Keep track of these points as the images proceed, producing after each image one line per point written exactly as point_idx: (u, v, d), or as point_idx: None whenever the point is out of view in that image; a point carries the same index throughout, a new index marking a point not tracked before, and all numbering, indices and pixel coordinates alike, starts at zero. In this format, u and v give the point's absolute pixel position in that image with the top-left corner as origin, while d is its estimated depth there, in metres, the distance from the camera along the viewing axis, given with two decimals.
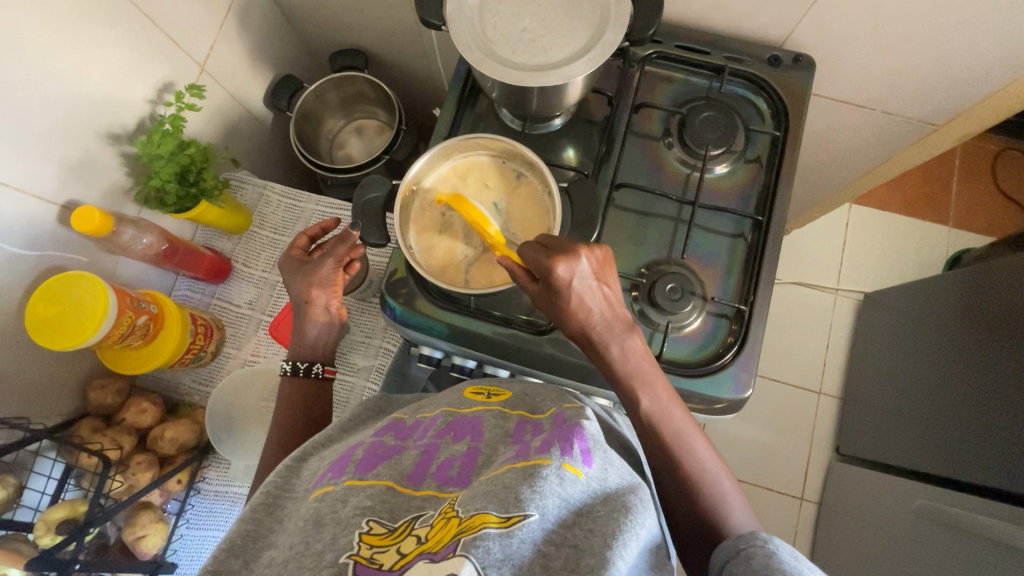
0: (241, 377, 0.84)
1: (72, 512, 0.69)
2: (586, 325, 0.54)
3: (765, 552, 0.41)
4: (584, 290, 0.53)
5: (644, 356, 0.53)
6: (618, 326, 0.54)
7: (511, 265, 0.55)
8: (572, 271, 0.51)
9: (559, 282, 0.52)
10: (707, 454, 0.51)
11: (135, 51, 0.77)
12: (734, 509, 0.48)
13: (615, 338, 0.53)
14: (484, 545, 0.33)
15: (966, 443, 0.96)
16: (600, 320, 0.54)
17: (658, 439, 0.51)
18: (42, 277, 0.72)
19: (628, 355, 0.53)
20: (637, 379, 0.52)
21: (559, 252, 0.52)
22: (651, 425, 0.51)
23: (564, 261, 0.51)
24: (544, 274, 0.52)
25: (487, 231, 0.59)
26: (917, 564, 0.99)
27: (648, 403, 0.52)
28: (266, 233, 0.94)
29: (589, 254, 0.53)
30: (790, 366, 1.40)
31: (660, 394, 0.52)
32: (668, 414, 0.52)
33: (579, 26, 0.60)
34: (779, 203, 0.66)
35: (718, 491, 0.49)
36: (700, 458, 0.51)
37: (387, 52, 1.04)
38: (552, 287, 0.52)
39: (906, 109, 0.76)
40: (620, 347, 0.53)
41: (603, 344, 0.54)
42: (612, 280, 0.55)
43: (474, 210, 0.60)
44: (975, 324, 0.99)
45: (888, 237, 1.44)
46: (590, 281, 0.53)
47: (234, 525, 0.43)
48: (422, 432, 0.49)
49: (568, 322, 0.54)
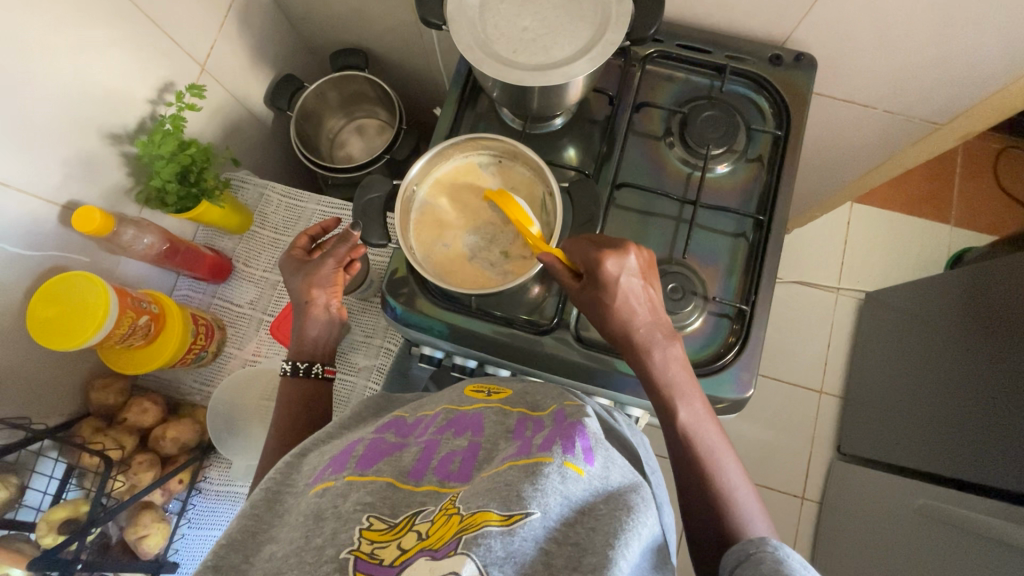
0: (242, 376, 0.84)
1: (74, 512, 0.69)
2: (629, 326, 0.54)
3: (774, 558, 0.41)
4: (630, 287, 0.53)
5: (684, 369, 0.53)
6: (661, 332, 0.54)
7: (557, 261, 0.55)
8: (620, 266, 0.53)
9: (606, 277, 0.53)
10: (735, 471, 0.51)
11: (135, 52, 0.76)
12: (757, 524, 0.48)
13: (657, 344, 0.53)
14: (485, 543, 0.33)
15: (969, 442, 0.96)
16: (643, 322, 0.54)
17: (685, 447, 0.51)
18: (44, 275, 0.72)
19: (668, 363, 0.53)
20: (676, 391, 0.52)
21: (608, 246, 0.54)
22: (687, 438, 0.51)
23: (613, 256, 0.53)
24: (592, 267, 0.53)
25: (529, 230, 0.58)
26: (918, 563, 0.99)
27: (685, 415, 0.52)
28: (267, 233, 0.94)
29: (637, 251, 0.54)
30: (791, 365, 1.39)
31: (697, 407, 0.52)
32: (703, 425, 0.52)
33: (579, 26, 0.60)
34: (780, 202, 0.66)
35: (732, 497, 0.49)
36: (723, 469, 0.50)
37: (387, 52, 1.03)
38: (600, 283, 0.53)
39: (910, 109, 0.76)
40: (662, 352, 0.53)
41: (646, 350, 0.53)
42: (655, 282, 0.56)
43: (518, 208, 0.60)
44: (977, 324, 0.99)
45: (890, 237, 1.44)
46: (636, 281, 0.54)
47: (234, 521, 0.43)
48: (423, 428, 0.49)
49: (609, 324, 0.54)
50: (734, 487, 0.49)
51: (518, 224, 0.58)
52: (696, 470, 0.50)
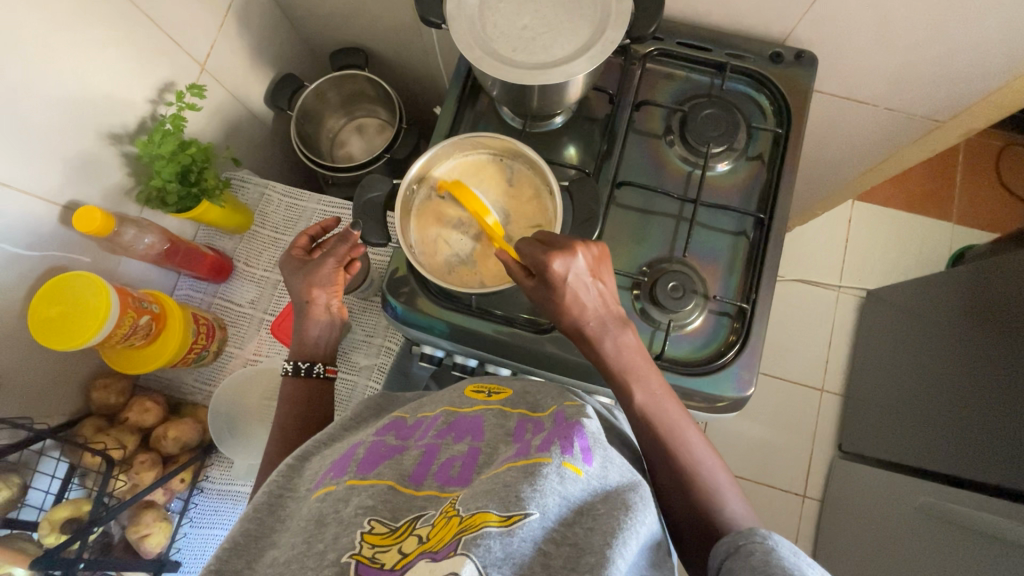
0: (243, 376, 0.84)
1: (76, 512, 0.69)
2: (580, 321, 0.54)
3: (763, 549, 0.41)
4: (579, 286, 0.53)
5: (638, 353, 0.53)
6: (612, 322, 0.54)
7: (508, 259, 0.55)
8: (568, 266, 0.52)
9: (554, 278, 0.52)
10: (701, 446, 0.51)
11: (135, 51, 0.76)
12: (731, 500, 0.49)
13: (608, 334, 0.54)
14: (485, 544, 0.32)
15: (971, 440, 0.95)
16: (593, 316, 0.54)
17: (653, 435, 0.51)
18: (45, 276, 0.72)
19: (621, 352, 0.53)
20: (630, 374, 0.52)
21: (555, 247, 0.53)
22: (660, 427, 0.51)
23: (560, 257, 0.52)
24: (541, 269, 0.52)
25: (487, 221, 0.61)
26: (920, 561, 0.99)
27: (640, 396, 0.52)
28: (267, 232, 0.94)
29: (585, 250, 0.53)
30: (792, 363, 1.39)
31: (652, 386, 0.52)
32: (661, 406, 0.52)
33: (579, 25, 0.59)
34: (780, 200, 0.66)
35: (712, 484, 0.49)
36: (688, 443, 0.50)
37: (388, 51, 1.03)
38: (549, 283, 0.52)
39: (911, 107, 0.76)
40: (612, 341, 0.53)
41: (598, 340, 0.54)
42: (607, 277, 0.55)
43: (474, 199, 0.62)
44: (979, 322, 0.98)
45: (891, 234, 1.43)
46: (585, 278, 0.53)
47: (237, 525, 0.43)
48: (423, 432, 0.49)
49: (561, 319, 0.54)
50: (700, 459, 0.50)
51: (475, 214, 0.61)
52: (667, 449, 0.50)
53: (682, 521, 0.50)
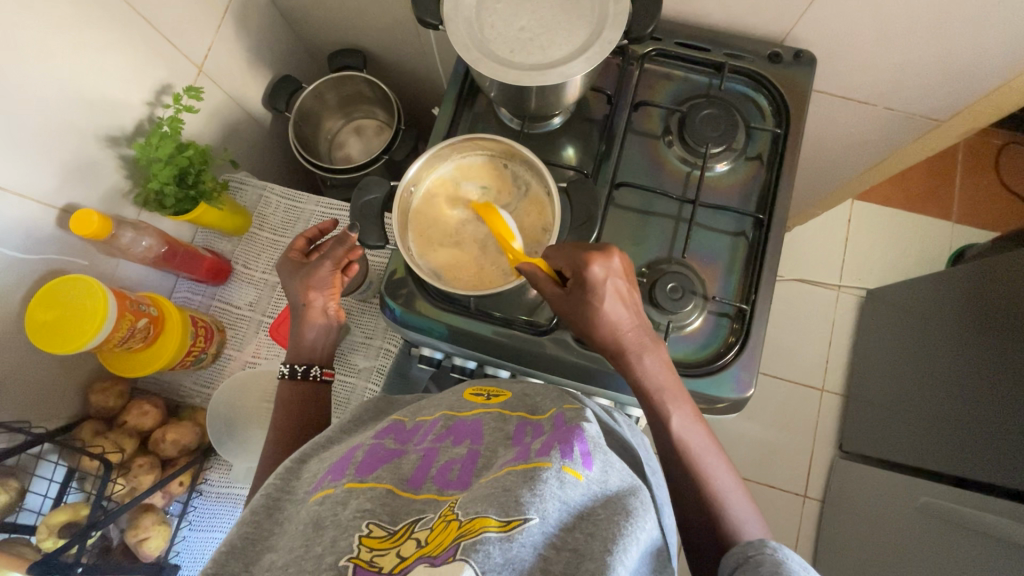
0: (242, 378, 0.84)
1: (74, 516, 0.69)
2: (617, 332, 0.54)
3: (773, 560, 0.40)
4: (617, 293, 0.54)
5: (670, 371, 0.54)
6: (648, 337, 0.55)
7: (537, 270, 0.55)
8: (608, 269, 0.53)
9: (594, 280, 0.52)
10: (725, 474, 0.51)
11: (132, 53, 0.76)
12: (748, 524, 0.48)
13: (647, 349, 0.54)
14: (484, 549, 0.32)
15: (973, 439, 0.95)
16: (629, 326, 0.54)
17: (674, 447, 0.51)
18: (43, 278, 0.72)
19: (658, 367, 0.53)
20: (667, 396, 0.52)
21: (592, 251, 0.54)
22: (677, 440, 0.51)
23: (599, 261, 0.53)
24: (580, 272, 0.52)
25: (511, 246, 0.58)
26: (921, 560, 0.98)
27: (677, 421, 0.52)
28: (266, 234, 0.94)
29: (620, 256, 0.55)
30: (793, 362, 1.39)
31: (686, 413, 0.52)
32: (693, 430, 0.52)
33: (576, 25, 0.59)
34: (779, 200, 0.66)
35: (720, 490, 0.50)
36: (713, 470, 0.51)
37: (385, 52, 1.03)
38: (588, 287, 0.53)
39: (911, 105, 0.75)
40: (653, 358, 0.53)
41: (637, 354, 0.54)
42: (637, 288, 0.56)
43: (500, 223, 0.60)
44: (980, 321, 0.98)
45: (891, 233, 1.43)
46: (621, 284, 0.54)
47: (235, 528, 0.43)
48: (423, 436, 0.49)
49: (599, 329, 0.54)
50: (724, 485, 0.50)
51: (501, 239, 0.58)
52: (690, 472, 0.51)
53: (694, 536, 0.49)
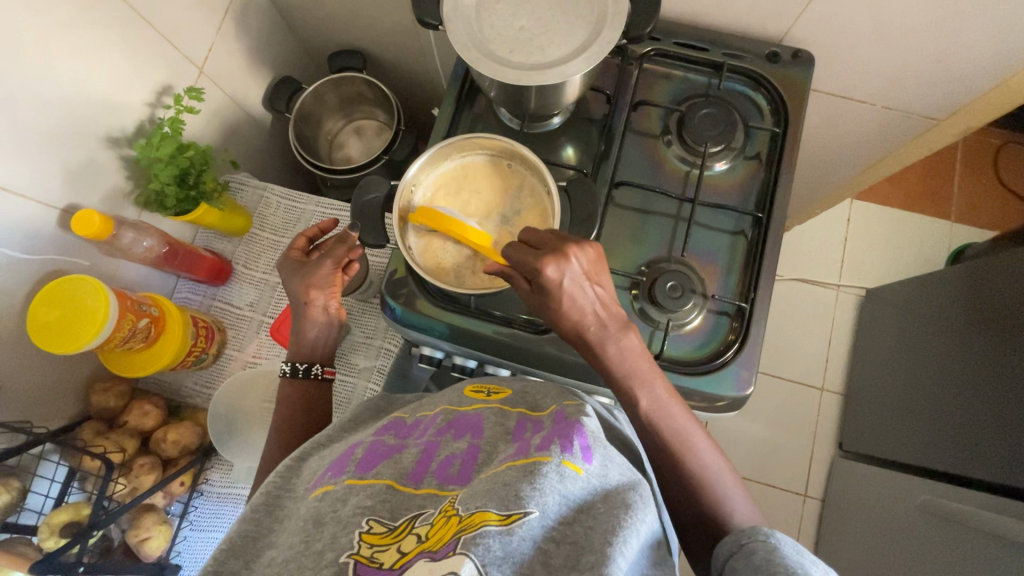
0: (242, 377, 0.84)
1: (76, 515, 0.69)
2: (579, 325, 0.53)
3: (766, 547, 0.41)
4: (577, 290, 0.52)
5: (641, 358, 0.53)
6: (614, 326, 0.53)
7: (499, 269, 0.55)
8: (562, 272, 0.51)
9: (549, 283, 0.51)
10: (709, 453, 0.51)
11: (133, 54, 0.77)
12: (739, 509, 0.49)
13: (610, 337, 0.53)
14: (484, 543, 0.33)
15: (972, 438, 0.95)
16: (592, 321, 0.53)
17: (650, 430, 0.51)
18: (44, 279, 0.72)
19: (625, 355, 0.52)
20: (635, 379, 0.52)
21: (547, 252, 0.52)
22: (650, 423, 0.51)
23: (553, 262, 0.51)
24: (534, 276, 0.51)
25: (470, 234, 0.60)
26: (921, 558, 0.99)
27: (646, 402, 0.51)
28: (266, 234, 0.94)
29: (580, 253, 0.52)
30: (792, 361, 1.39)
31: (657, 392, 0.52)
32: (667, 410, 0.52)
33: (575, 25, 0.60)
34: (778, 200, 0.66)
35: (714, 478, 0.50)
36: (696, 450, 0.51)
37: (385, 53, 1.03)
38: (544, 289, 0.52)
39: (909, 105, 0.76)
40: (616, 345, 0.52)
41: (601, 345, 0.53)
42: (605, 278, 0.54)
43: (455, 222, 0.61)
44: (979, 320, 0.98)
45: (890, 232, 1.43)
46: (582, 281, 0.52)
47: (235, 525, 0.43)
48: (423, 430, 0.49)
49: (561, 324, 0.54)
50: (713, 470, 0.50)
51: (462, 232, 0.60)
52: (674, 456, 0.50)
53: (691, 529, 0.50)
